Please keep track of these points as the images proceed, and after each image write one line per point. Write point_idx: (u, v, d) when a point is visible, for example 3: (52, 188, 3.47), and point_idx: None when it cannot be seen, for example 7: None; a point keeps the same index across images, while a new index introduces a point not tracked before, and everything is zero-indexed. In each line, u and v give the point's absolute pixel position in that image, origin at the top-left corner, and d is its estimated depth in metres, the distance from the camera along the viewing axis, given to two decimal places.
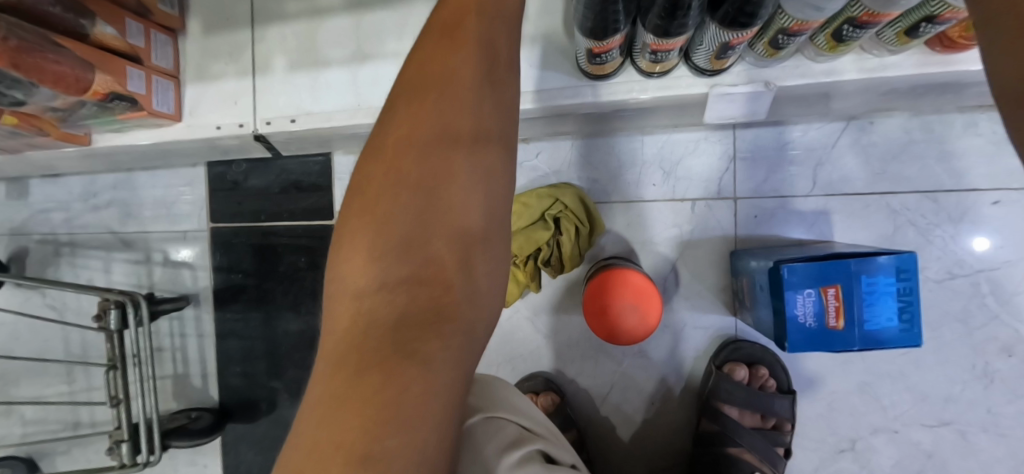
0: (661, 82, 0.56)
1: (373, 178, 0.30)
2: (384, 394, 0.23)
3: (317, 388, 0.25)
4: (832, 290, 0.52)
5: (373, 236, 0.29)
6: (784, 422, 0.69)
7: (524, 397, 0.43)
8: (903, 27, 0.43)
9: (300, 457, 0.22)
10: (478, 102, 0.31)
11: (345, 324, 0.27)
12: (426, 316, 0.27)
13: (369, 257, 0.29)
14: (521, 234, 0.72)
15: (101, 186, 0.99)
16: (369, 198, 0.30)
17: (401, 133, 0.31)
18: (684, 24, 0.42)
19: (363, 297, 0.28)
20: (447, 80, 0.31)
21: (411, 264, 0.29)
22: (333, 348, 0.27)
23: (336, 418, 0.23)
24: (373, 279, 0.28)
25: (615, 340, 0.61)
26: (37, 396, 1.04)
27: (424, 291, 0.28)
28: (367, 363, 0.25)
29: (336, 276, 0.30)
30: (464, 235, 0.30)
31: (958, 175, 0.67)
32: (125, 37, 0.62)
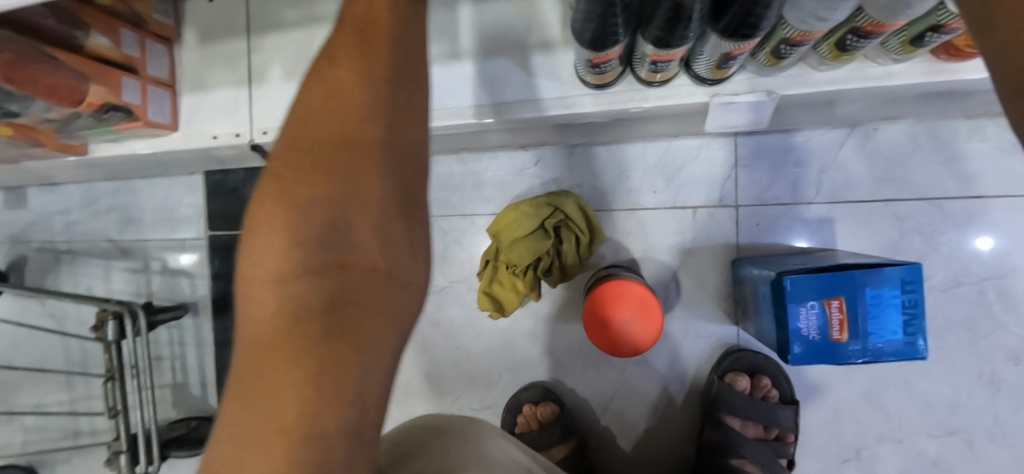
0: (662, 91, 0.55)
1: (293, 159, 0.28)
2: (326, 381, 0.24)
3: (248, 382, 0.24)
4: (836, 302, 0.51)
5: (294, 216, 0.26)
6: (787, 432, 0.69)
7: (501, 443, 0.51)
8: (907, 37, 0.43)
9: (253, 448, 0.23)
10: (398, 86, 0.30)
11: (265, 314, 0.25)
12: (356, 300, 0.26)
13: (287, 240, 0.26)
14: (520, 243, 0.69)
15: (99, 194, 0.99)
16: (288, 178, 0.27)
17: (322, 115, 0.29)
18: (685, 35, 0.41)
19: (283, 282, 0.25)
20: (366, 62, 0.30)
21: (337, 246, 0.27)
22: (256, 341, 0.25)
23: (279, 410, 0.24)
24: (294, 262, 0.26)
25: (615, 351, 0.61)
26: (37, 405, 1.04)
27: (353, 274, 0.27)
28: (303, 351, 0.24)
29: (245, 263, 0.27)
30: (395, 215, 0.29)
31: (963, 182, 0.66)
32: (120, 48, 0.62)
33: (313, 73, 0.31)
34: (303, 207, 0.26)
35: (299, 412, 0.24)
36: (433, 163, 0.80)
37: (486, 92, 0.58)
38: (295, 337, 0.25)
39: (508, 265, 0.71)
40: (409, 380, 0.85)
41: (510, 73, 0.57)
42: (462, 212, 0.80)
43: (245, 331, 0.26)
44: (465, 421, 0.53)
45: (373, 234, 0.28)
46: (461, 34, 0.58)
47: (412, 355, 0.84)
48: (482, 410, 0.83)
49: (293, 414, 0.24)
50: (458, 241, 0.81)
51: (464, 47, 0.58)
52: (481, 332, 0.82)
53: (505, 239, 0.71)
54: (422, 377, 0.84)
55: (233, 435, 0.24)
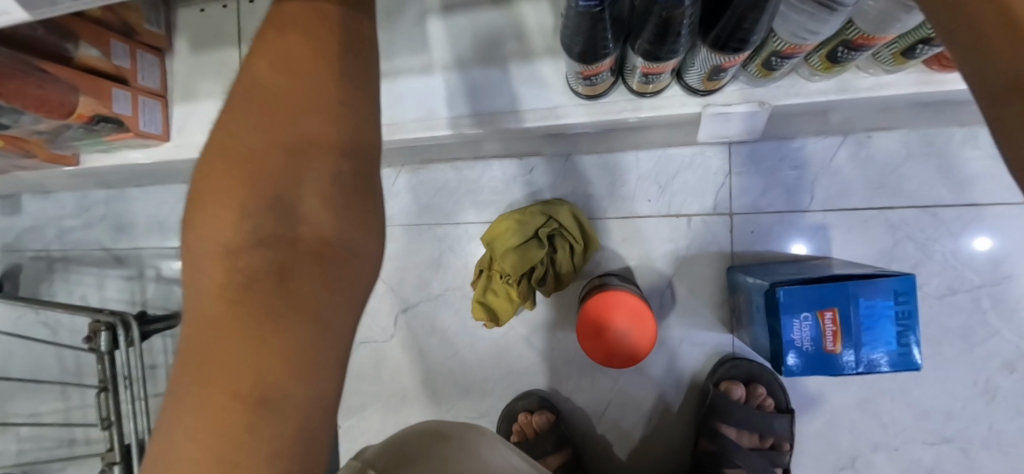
0: (654, 102, 0.55)
1: (241, 135, 0.29)
2: (274, 351, 0.24)
3: (196, 352, 0.25)
4: (829, 313, 0.51)
5: (245, 191, 0.27)
6: (782, 441, 0.69)
7: (500, 452, 0.50)
8: (899, 49, 0.42)
9: (198, 413, 0.24)
10: (346, 57, 0.30)
11: (213, 284, 0.26)
12: (305, 271, 0.27)
13: (236, 213, 0.27)
14: (514, 252, 0.69)
15: (93, 202, 0.98)
16: (236, 153, 0.28)
17: (269, 89, 0.29)
18: (674, 48, 0.41)
19: (232, 254, 0.26)
20: (310, 35, 0.29)
21: (286, 218, 0.27)
22: (203, 311, 0.26)
23: (228, 377, 0.24)
24: (243, 234, 0.26)
25: (609, 363, 0.60)
26: (32, 413, 1.04)
27: (302, 245, 0.27)
28: (250, 320, 0.25)
29: (195, 236, 0.27)
30: (346, 188, 0.29)
31: (957, 189, 0.66)
32: (110, 58, 0.62)
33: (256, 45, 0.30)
34: (251, 181, 0.27)
35: (249, 379, 0.24)
36: (427, 170, 0.80)
37: (478, 102, 0.58)
38: (242, 306, 0.25)
39: (502, 275, 0.70)
40: (404, 388, 0.85)
41: (501, 83, 0.57)
42: (456, 220, 0.80)
43: (194, 302, 0.27)
44: (463, 428, 0.51)
45: (322, 207, 0.28)
46: (453, 44, 0.58)
47: (406, 364, 0.84)
48: (477, 418, 0.83)
49: (242, 381, 0.24)
50: (452, 249, 0.81)
51: (456, 58, 0.58)
52: (476, 341, 0.81)
53: (499, 247, 0.70)
54: (417, 386, 0.84)
55: (182, 403, 0.24)
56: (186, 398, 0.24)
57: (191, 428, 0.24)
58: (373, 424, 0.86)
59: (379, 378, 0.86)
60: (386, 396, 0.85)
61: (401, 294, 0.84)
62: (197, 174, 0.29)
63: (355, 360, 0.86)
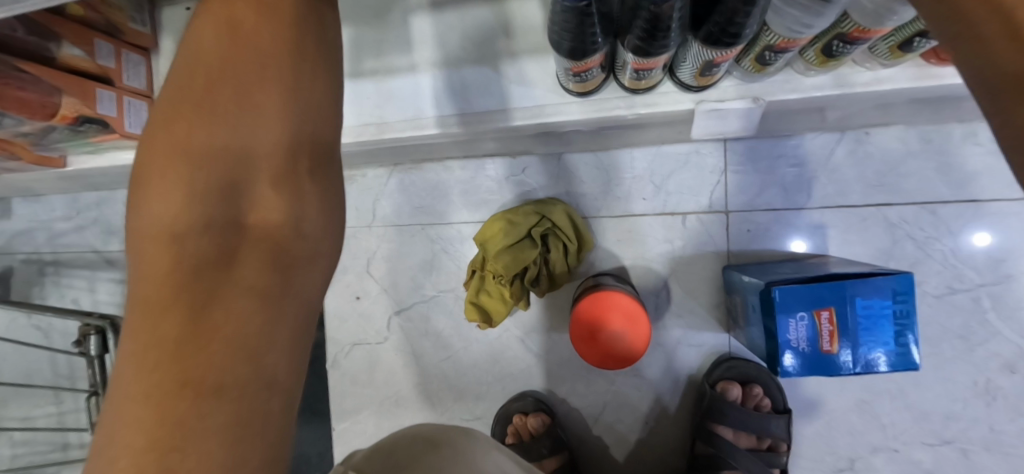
0: (647, 99, 0.54)
1: (192, 126, 0.30)
2: (224, 333, 0.27)
3: (138, 336, 0.26)
4: (826, 313, 0.50)
5: (196, 181, 0.29)
6: (779, 442, 0.68)
7: (492, 460, 0.48)
8: (896, 41, 0.41)
9: (142, 398, 0.24)
10: (302, 58, 0.32)
11: (157, 270, 0.27)
12: (254, 260, 0.29)
13: (187, 200, 0.28)
14: (506, 253, 0.67)
15: (84, 205, 0.97)
16: (187, 144, 0.29)
17: (221, 84, 0.31)
18: (666, 44, 0.40)
19: (180, 239, 0.28)
20: (265, 36, 0.32)
21: (238, 209, 0.30)
22: (146, 295, 0.27)
23: (173, 359, 0.25)
24: (193, 222, 0.28)
25: (603, 364, 0.59)
26: (25, 417, 1.03)
27: (254, 235, 0.30)
28: (204, 302, 0.27)
29: (137, 223, 0.28)
30: (299, 183, 0.32)
31: (956, 186, 0.65)
32: (94, 58, 0.60)
33: (198, 42, 0.32)
34: (201, 173, 0.29)
35: (199, 364, 0.25)
36: (419, 170, 0.79)
37: (467, 100, 0.56)
38: (190, 292, 0.27)
39: (495, 276, 0.69)
40: (398, 391, 0.84)
41: (491, 81, 0.56)
42: (449, 220, 0.79)
43: (135, 286, 0.27)
44: (456, 434, 0.50)
45: (274, 198, 0.31)
46: (441, 41, 0.57)
47: (401, 366, 0.83)
48: (472, 421, 0.82)
49: (190, 364, 0.25)
50: (445, 250, 0.80)
51: (445, 55, 0.57)
52: (470, 343, 0.80)
53: (491, 248, 0.69)
54: (411, 389, 0.83)
55: (123, 387, 0.25)
56: (126, 382, 0.25)
57: (132, 412, 0.24)
58: (367, 427, 0.85)
59: (373, 381, 0.85)
60: (381, 400, 0.84)
61: (394, 296, 0.83)
62: (138, 164, 0.29)
63: (349, 363, 0.85)
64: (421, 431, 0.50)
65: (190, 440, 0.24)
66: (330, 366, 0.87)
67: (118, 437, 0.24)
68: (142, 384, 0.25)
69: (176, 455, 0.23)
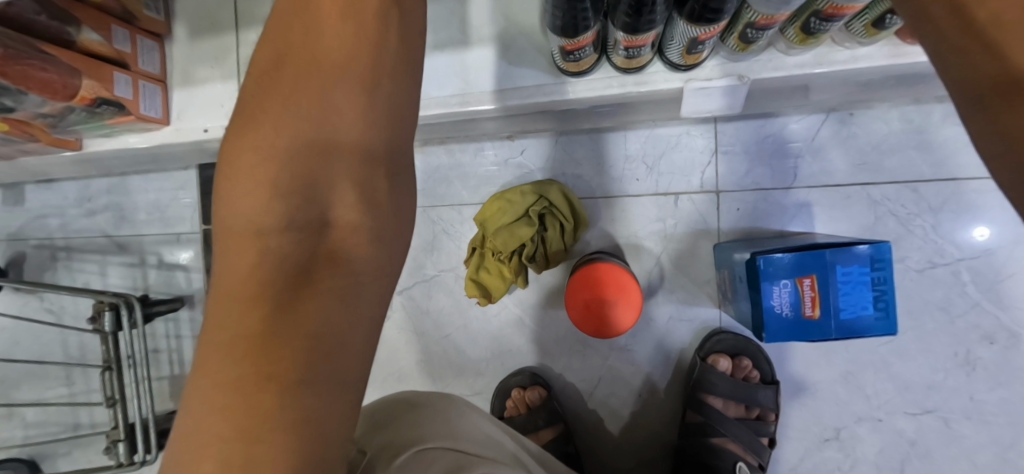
0: (638, 78, 0.57)
1: (280, 134, 0.33)
2: (300, 330, 0.27)
3: (227, 324, 0.27)
4: (808, 280, 0.52)
5: (284, 184, 0.32)
6: (767, 411, 0.70)
7: (472, 422, 0.52)
8: (870, 19, 0.44)
9: (226, 390, 0.25)
10: (378, 70, 0.35)
11: (246, 266, 0.29)
12: (333, 262, 0.31)
13: (274, 203, 0.31)
14: (504, 230, 0.71)
15: (95, 191, 1.00)
16: (274, 151, 0.32)
17: (303, 95, 0.34)
18: (652, 20, 0.42)
19: (267, 239, 0.30)
20: (346, 53, 0.35)
21: (318, 210, 0.32)
22: (234, 288, 0.29)
23: (251, 352, 0.26)
24: (281, 223, 0.31)
25: (597, 334, 0.62)
26: (38, 399, 1.05)
27: (332, 235, 0.32)
28: (291, 297, 0.28)
29: (229, 221, 0.31)
30: (370, 189, 0.34)
31: (936, 164, 0.67)
32: (111, 43, 0.63)
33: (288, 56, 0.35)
34: (282, 177, 0.32)
35: (278, 357, 0.26)
36: (421, 154, 0.82)
37: (468, 80, 0.59)
38: (278, 286, 0.29)
39: (495, 253, 0.72)
40: (400, 369, 0.86)
41: (490, 62, 0.58)
42: (448, 202, 0.82)
43: (224, 277, 0.30)
44: (434, 397, 0.53)
45: (350, 203, 0.33)
46: (442, 24, 0.59)
47: (403, 344, 0.86)
48: (471, 397, 0.85)
49: (268, 358, 0.26)
50: (445, 230, 0.83)
51: (447, 37, 0.59)
52: (470, 321, 0.83)
53: (490, 227, 0.73)
54: (413, 366, 0.86)
55: (208, 374, 0.26)
56: (208, 372, 0.26)
57: (222, 400, 0.25)
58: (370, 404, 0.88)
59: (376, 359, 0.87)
60: (383, 377, 0.87)
61: None
62: (227, 168, 0.32)
63: None
64: (415, 395, 0.54)
65: (270, 436, 0.24)
66: None
67: (205, 426, 0.25)
68: (225, 378, 0.25)
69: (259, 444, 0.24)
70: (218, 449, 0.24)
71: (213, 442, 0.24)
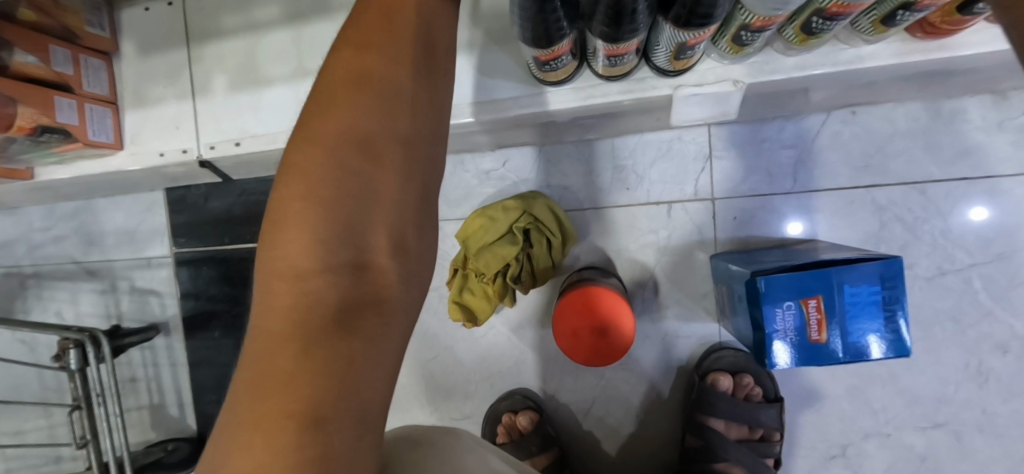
0: (624, 85, 0.51)
1: (304, 150, 0.25)
2: (332, 367, 0.23)
3: (258, 365, 0.23)
4: (813, 302, 0.48)
5: (315, 214, 0.24)
6: (771, 432, 0.67)
7: (482, 453, 0.40)
8: (878, 16, 0.40)
9: (246, 434, 0.21)
10: (420, 68, 0.28)
11: (280, 307, 0.24)
12: (369, 304, 0.25)
13: (306, 237, 0.24)
14: (487, 250, 0.66)
15: (61, 215, 0.96)
16: (300, 168, 0.25)
17: (338, 90, 0.26)
18: (634, 28, 0.38)
19: (302, 281, 0.24)
20: (385, 40, 0.27)
21: (357, 243, 0.25)
22: (267, 332, 0.24)
23: (281, 389, 0.22)
24: (316, 261, 0.24)
25: (589, 362, 0.58)
26: (16, 432, 1.02)
27: (368, 274, 0.26)
28: (322, 338, 0.23)
29: (262, 259, 0.25)
30: (407, 217, 0.27)
31: (946, 165, 0.63)
32: (50, 65, 0.58)
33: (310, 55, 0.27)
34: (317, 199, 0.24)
35: (305, 396, 0.22)
36: None
37: None
38: (311, 328, 0.23)
39: (477, 274, 0.67)
40: None
41: (462, 74, 0.54)
42: None
43: (258, 318, 0.25)
44: (433, 432, 0.40)
45: (387, 236, 0.26)
46: None
47: None
48: (462, 420, 0.81)
49: (294, 396, 0.22)
50: None
51: None
52: (457, 342, 0.79)
53: (473, 245, 0.67)
54: (400, 389, 0.82)
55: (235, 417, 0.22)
56: (234, 418, 0.22)
57: (242, 445, 0.21)
58: None
59: None
60: None
61: None
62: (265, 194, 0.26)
63: None
64: (415, 431, 0.40)
65: None
66: None
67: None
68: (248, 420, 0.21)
69: None
70: None
71: None
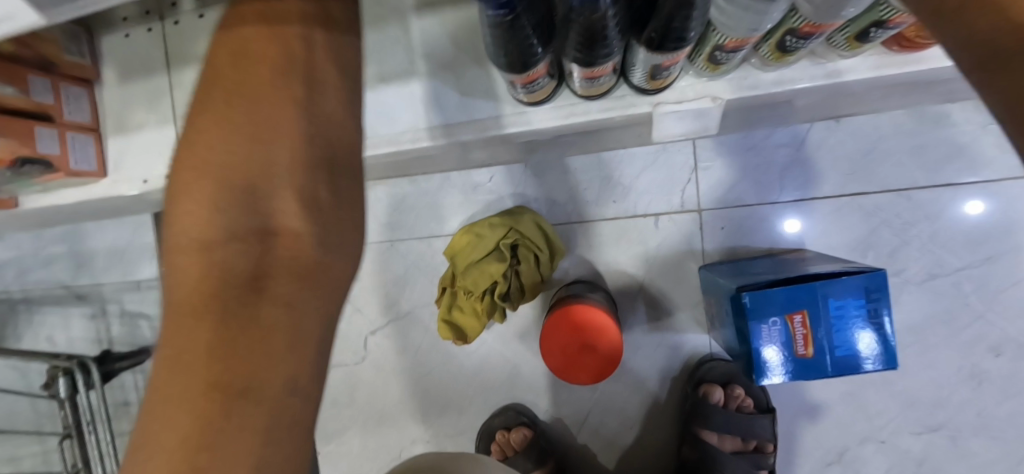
0: (604, 103, 0.51)
1: (210, 149, 0.31)
2: (257, 326, 0.26)
3: (173, 343, 0.26)
4: (798, 317, 0.48)
5: (220, 194, 0.30)
6: (765, 443, 0.67)
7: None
8: (852, 33, 0.39)
9: (172, 397, 0.24)
10: (307, 72, 0.33)
11: (189, 280, 0.27)
12: (282, 271, 0.29)
13: (216, 215, 0.29)
14: (475, 268, 0.66)
15: (48, 240, 0.95)
16: (210, 164, 0.30)
17: (239, 102, 0.32)
18: (608, 52, 0.38)
19: (208, 251, 0.28)
20: (270, 52, 0.32)
21: (266, 216, 0.31)
22: (179, 306, 0.27)
23: (208, 315, 0.26)
24: (223, 232, 0.29)
25: (600, 377, 0.57)
26: (10, 459, 1.01)
27: (280, 240, 0.30)
28: (237, 304, 0.27)
29: (174, 238, 0.29)
30: (317, 194, 0.32)
31: (931, 170, 0.63)
32: (29, 96, 0.58)
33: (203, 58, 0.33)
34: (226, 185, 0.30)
35: (234, 363, 0.25)
36: (385, 186, 0.77)
37: (419, 115, 0.54)
38: (224, 298, 0.27)
39: (465, 292, 0.66)
40: (381, 410, 0.82)
41: (442, 94, 0.53)
42: (418, 234, 0.77)
43: (170, 294, 0.28)
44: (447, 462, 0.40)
45: (298, 209, 0.31)
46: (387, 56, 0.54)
47: (381, 384, 0.82)
48: (457, 436, 0.81)
49: (225, 359, 0.25)
50: (418, 264, 0.78)
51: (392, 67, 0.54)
52: (450, 357, 0.79)
53: (460, 262, 0.67)
54: (394, 407, 0.82)
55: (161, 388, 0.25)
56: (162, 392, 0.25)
57: (171, 412, 0.24)
58: (353, 446, 0.83)
59: (355, 400, 0.83)
60: (364, 418, 0.83)
61: (370, 315, 0.81)
62: (176, 187, 0.30)
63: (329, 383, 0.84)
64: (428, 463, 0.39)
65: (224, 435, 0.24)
66: None
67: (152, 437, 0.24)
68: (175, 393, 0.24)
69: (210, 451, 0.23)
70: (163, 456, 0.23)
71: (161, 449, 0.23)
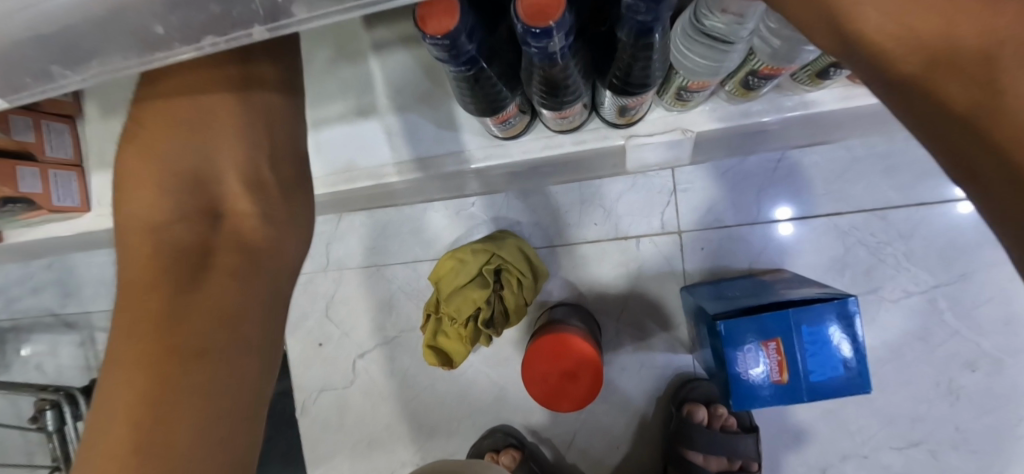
0: (577, 136, 0.52)
1: (160, 148, 0.37)
2: (206, 298, 0.33)
3: (129, 309, 0.32)
4: (772, 343, 0.49)
5: (166, 183, 0.36)
6: (749, 462, 0.67)
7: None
8: (813, 71, 0.40)
9: (129, 351, 0.30)
10: (242, 81, 0.39)
11: (141, 255, 0.34)
12: (226, 249, 0.36)
13: (161, 199, 0.36)
14: (458, 294, 0.66)
15: (36, 268, 0.95)
16: (158, 160, 0.37)
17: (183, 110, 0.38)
18: (573, 96, 0.39)
19: (155, 232, 0.35)
20: (205, 67, 0.39)
21: (210, 201, 0.38)
22: (134, 278, 0.33)
23: (160, 286, 0.32)
24: (167, 215, 0.35)
25: (590, 398, 0.58)
26: None
27: (226, 221, 0.37)
28: (185, 278, 0.33)
29: (126, 218, 0.36)
30: (258, 185, 0.39)
31: (903, 190, 0.64)
32: (10, 135, 0.58)
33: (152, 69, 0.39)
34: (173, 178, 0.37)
35: (191, 331, 0.31)
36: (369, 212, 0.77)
37: (396, 149, 0.55)
38: (172, 271, 0.33)
39: (449, 318, 0.67)
40: (371, 433, 0.82)
41: (418, 129, 0.54)
42: (404, 259, 0.78)
43: (123, 266, 0.34)
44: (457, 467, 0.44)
45: (242, 199, 0.38)
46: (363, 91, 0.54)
47: (370, 407, 0.82)
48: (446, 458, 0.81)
49: (179, 326, 0.31)
50: (404, 288, 0.79)
51: (367, 102, 0.54)
52: (437, 380, 0.80)
53: (443, 288, 0.67)
54: (383, 430, 0.82)
55: (119, 344, 0.31)
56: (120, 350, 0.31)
57: (129, 366, 0.30)
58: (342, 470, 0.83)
59: (344, 424, 0.83)
60: (353, 443, 0.83)
61: (358, 339, 0.81)
62: (125, 178, 0.37)
63: (318, 407, 0.84)
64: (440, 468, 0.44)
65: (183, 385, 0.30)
66: (298, 414, 0.84)
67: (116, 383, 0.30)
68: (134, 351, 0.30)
69: (168, 400, 0.29)
70: (128, 398, 0.29)
71: (126, 394, 0.29)
